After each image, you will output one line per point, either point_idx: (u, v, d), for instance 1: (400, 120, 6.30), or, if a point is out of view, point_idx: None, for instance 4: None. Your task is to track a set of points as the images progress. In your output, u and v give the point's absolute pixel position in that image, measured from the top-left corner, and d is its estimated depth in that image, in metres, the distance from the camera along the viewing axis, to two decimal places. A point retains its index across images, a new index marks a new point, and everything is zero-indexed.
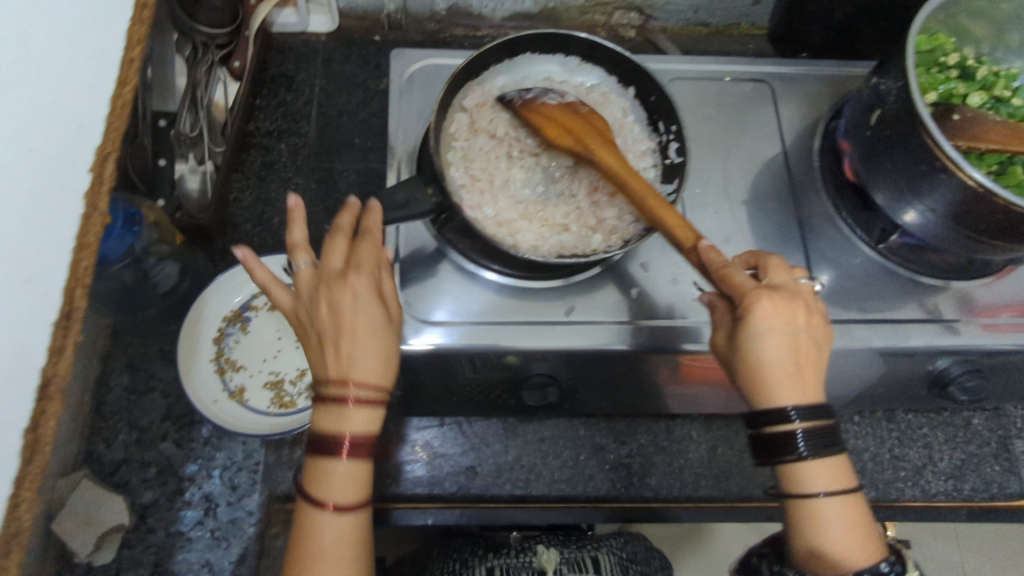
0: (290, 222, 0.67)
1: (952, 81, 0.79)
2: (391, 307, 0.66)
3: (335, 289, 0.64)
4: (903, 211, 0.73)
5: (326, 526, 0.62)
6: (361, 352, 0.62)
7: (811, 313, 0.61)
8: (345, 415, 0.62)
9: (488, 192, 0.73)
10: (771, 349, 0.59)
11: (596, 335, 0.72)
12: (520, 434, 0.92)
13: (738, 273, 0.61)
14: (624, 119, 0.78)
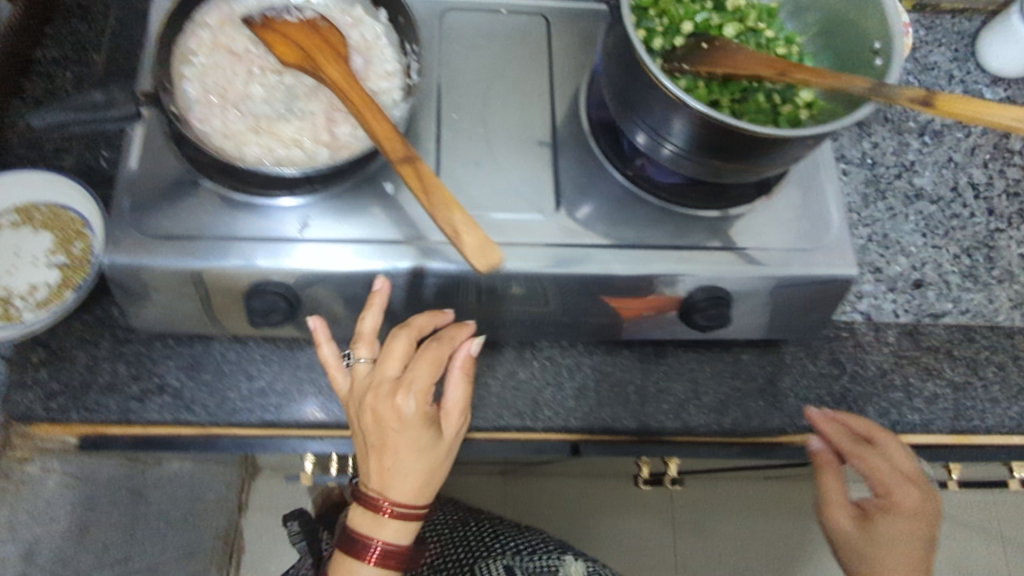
0: (368, 305, 0.70)
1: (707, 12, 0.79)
2: (447, 426, 0.72)
3: (383, 403, 0.68)
4: (635, 132, 0.75)
5: None
6: (398, 469, 0.69)
7: (926, 489, 0.76)
8: (380, 523, 0.71)
9: (222, 106, 0.73)
10: (891, 528, 0.73)
11: (325, 254, 0.73)
12: (279, 356, 0.85)
13: (896, 499, 0.75)
14: (375, 40, 0.77)
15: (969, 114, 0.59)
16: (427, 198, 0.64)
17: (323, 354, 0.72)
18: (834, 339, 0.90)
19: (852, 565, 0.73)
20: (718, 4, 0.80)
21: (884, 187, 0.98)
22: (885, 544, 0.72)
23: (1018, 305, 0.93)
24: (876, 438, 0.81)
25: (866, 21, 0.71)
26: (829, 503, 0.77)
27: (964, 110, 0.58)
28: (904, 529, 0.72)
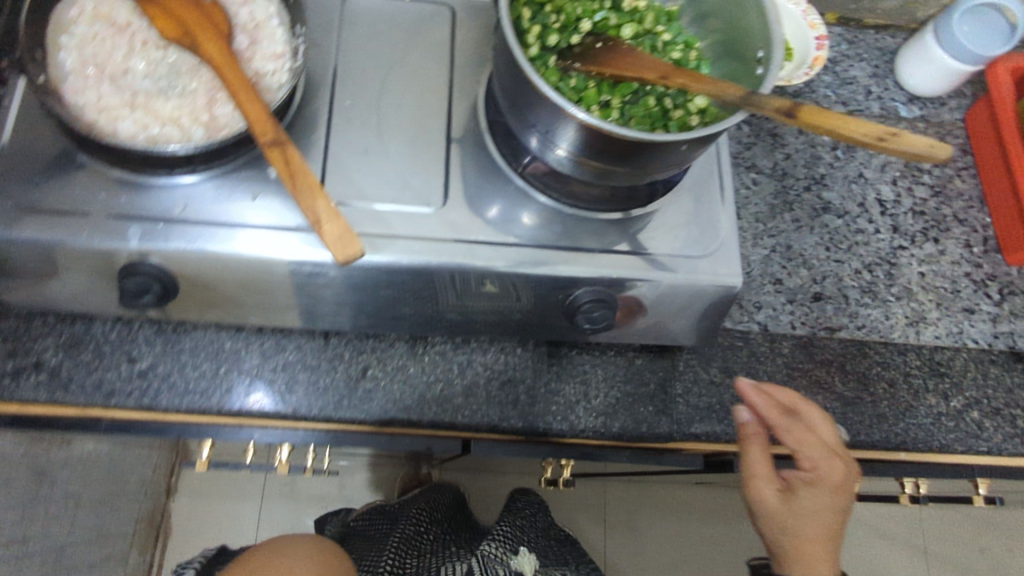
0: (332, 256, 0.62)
1: (605, 12, 0.78)
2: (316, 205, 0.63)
3: None
4: (524, 131, 0.73)
5: None
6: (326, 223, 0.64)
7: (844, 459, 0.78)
8: None
9: (97, 78, 0.70)
10: (811, 501, 0.76)
11: (202, 237, 0.71)
12: (165, 341, 0.82)
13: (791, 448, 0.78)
14: (266, 19, 0.75)
15: (834, 128, 0.58)
16: (292, 183, 0.63)
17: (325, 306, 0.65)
18: (729, 348, 0.90)
19: (779, 541, 0.76)
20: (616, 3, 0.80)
21: (792, 199, 0.98)
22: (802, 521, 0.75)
23: (913, 322, 0.94)
24: (801, 409, 0.81)
25: (754, 31, 0.71)
26: (755, 475, 0.77)
27: (829, 124, 0.58)
28: (823, 501, 0.76)
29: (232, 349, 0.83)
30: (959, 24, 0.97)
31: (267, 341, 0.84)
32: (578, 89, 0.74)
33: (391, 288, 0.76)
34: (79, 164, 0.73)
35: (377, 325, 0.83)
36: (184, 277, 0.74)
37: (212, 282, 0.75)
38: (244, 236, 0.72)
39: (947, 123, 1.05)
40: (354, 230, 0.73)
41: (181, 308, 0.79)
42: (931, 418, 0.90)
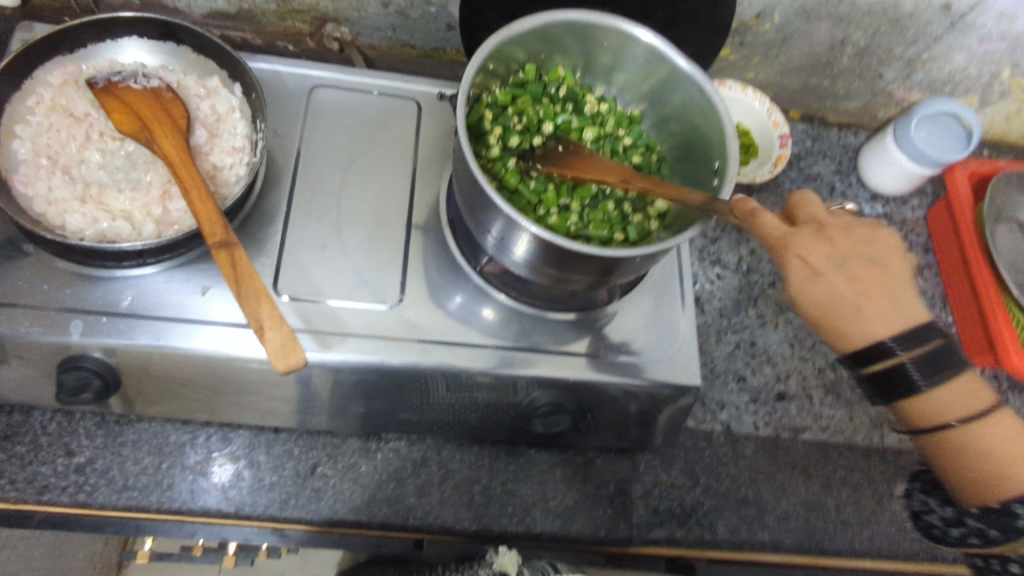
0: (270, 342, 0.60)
1: (567, 114, 0.78)
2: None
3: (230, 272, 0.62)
4: (481, 234, 0.73)
5: None
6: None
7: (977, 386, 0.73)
8: None
9: (49, 169, 0.69)
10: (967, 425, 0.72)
11: (147, 332, 0.69)
12: (105, 434, 0.79)
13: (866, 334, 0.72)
14: (228, 113, 0.75)
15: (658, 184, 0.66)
16: (236, 289, 0.62)
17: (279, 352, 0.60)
18: (692, 449, 0.89)
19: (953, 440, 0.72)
20: (579, 105, 0.80)
21: (757, 294, 0.98)
22: (873, 321, 0.73)
23: (877, 424, 0.93)
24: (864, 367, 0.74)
25: (711, 142, 0.71)
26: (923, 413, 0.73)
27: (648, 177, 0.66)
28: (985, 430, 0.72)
29: (176, 443, 0.80)
30: (917, 130, 0.99)
31: (214, 435, 0.81)
32: (538, 192, 0.74)
33: (343, 387, 0.74)
34: (25, 254, 0.71)
35: (329, 422, 0.80)
36: (127, 372, 0.71)
37: (156, 377, 0.72)
38: (190, 333, 0.70)
39: (909, 221, 1.06)
40: (306, 327, 0.72)
41: (122, 402, 0.76)
42: (895, 526, 0.88)
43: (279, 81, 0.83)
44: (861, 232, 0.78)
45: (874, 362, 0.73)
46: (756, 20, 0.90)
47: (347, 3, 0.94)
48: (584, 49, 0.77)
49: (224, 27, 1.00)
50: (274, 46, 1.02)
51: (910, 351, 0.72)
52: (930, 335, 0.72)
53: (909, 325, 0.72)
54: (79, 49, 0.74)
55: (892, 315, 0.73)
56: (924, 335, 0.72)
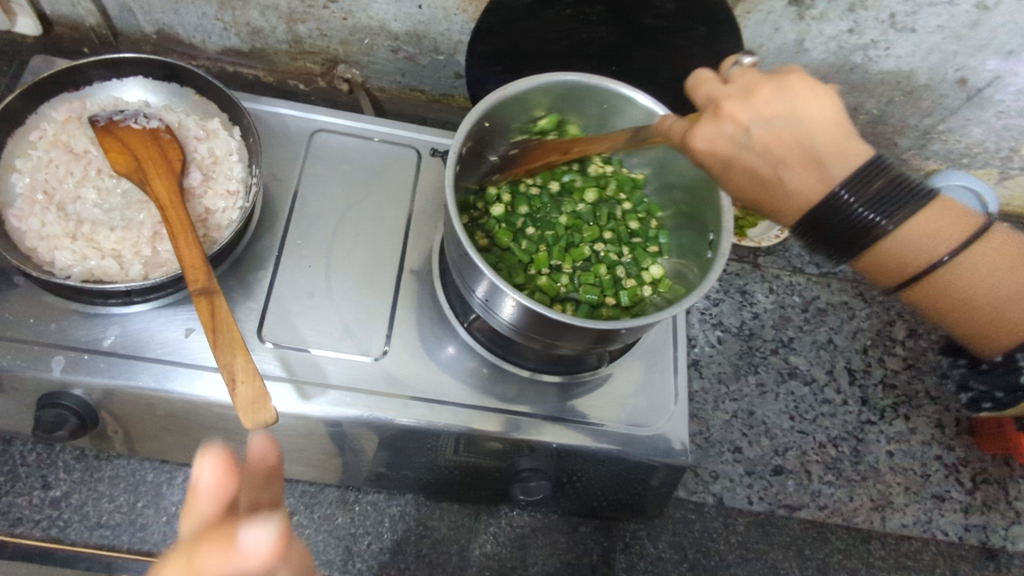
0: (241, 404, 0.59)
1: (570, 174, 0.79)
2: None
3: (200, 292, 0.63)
4: (469, 292, 0.71)
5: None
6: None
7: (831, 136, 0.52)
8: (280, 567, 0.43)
9: (44, 206, 0.69)
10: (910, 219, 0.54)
11: (127, 372, 0.69)
12: (82, 468, 0.78)
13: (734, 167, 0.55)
14: (226, 156, 0.75)
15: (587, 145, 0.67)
16: (213, 338, 0.61)
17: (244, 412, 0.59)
18: (681, 521, 0.85)
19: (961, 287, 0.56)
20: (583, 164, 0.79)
21: (758, 360, 0.95)
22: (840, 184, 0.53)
23: (879, 507, 0.89)
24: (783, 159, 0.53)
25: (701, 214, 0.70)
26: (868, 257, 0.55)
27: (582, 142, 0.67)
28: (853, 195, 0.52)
29: (153, 482, 0.79)
30: None
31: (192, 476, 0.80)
32: (528, 254, 0.74)
33: (322, 438, 0.73)
34: (15, 286, 0.71)
35: (306, 472, 0.79)
36: (106, 410, 0.71)
37: (134, 417, 0.72)
38: (171, 374, 0.69)
39: None
40: (287, 376, 0.71)
41: (100, 439, 0.75)
42: None
43: (281, 122, 0.85)
44: (823, 119, 0.52)
45: (852, 244, 0.54)
46: None
47: (357, 47, 0.95)
48: (586, 112, 0.75)
49: (239, 65, 1.01)
50: (286, 84, 1.04)
51: (863, 194, 0.52)
52: (906, 193, 0.52)
53: (856, 167, 0.52)
54: (85, 87, 0.75)
55: (843, 154, 0.52)
56: (901, 196, 0.52)
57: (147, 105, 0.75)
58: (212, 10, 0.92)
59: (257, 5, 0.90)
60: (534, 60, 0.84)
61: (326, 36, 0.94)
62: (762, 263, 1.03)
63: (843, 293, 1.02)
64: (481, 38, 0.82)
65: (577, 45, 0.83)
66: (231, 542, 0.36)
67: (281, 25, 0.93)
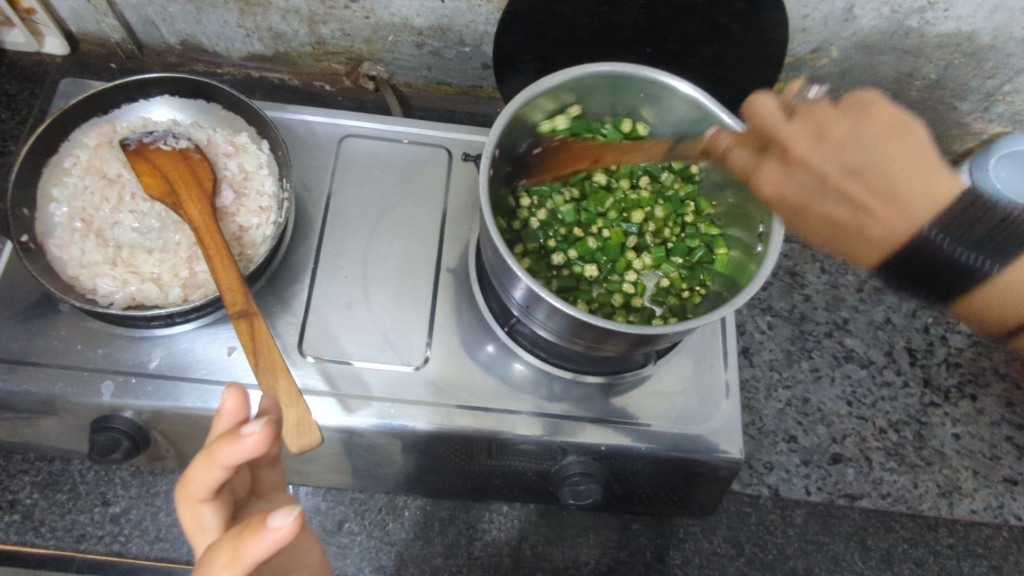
0: (291, 403, 0.60)
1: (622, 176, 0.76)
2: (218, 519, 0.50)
3: (234, 303, 0.63)
4: (508, 297, 0.69)
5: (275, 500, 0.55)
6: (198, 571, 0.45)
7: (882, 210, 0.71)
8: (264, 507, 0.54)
9: (83, 233, 0.70)
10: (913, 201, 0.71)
11: (176, 393, 0.69)
12: (138, 483, 0.80)
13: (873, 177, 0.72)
14: (256, 170, 0.75)
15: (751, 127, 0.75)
16: (255, 362, 0.61)
17: (293, 415, 0.59)
18: (736, 514, 0.83)
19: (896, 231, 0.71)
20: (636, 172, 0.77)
21: (812, 345, 0.92)
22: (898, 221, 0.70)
23: (945, 493, 0.85)
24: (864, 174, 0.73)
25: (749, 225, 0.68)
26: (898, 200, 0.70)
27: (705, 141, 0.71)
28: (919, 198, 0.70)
29: None
30: (998, 171, 0.90)
31: None
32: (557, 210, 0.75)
33: (369, 450, 0.73)
34: (60, 312, 0.72)
35: (353, 482, 0.79)
36: (156, 430, 0.71)
37: (184, 436, 0.72)
38: (218, 393, 0.70)
39: None
40: (330, 389, 0.71)
41: (152, 458, 0.76)
42: None
43: (309, 129, 0.84)
44: (834, 133, 0.73)
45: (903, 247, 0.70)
46: (813, 56, 0.87)
47: (381, 45, 0.93)
48: (628, 105, 0.73)
49: (265, 69, 1.01)
50: (312, 86, 1.02)
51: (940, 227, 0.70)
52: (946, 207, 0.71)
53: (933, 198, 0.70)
54: (114, 110, 0.75)
55: (917, 209, 0.70)
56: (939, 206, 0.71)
57: (175, 123, 0.75)
58: (234, 18, 0.91)
59: (278, 9, 0.88)
60: (563, 47, 0.81)
61: (349, 36, 0.92)
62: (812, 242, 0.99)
63: None
64: (507, 29, 0.79)
65: (609, 28, 0.79)
66: (233, 435, 0.45)
67: (303, 28, 0.91)
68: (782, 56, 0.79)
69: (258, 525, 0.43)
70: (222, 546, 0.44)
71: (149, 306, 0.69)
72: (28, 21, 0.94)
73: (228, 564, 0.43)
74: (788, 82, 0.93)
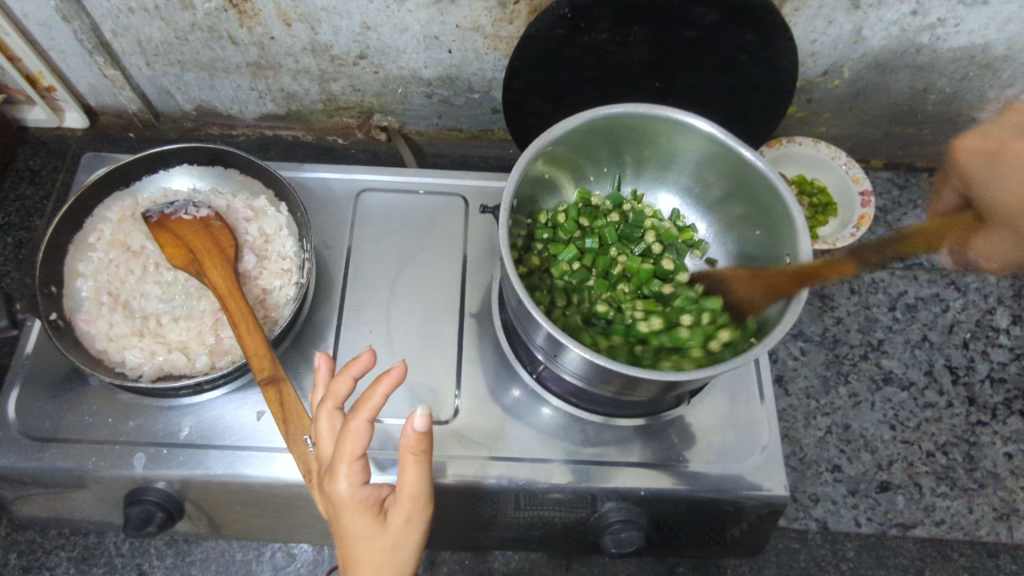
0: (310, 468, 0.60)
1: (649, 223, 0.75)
2: (393, 515, 0.51)
3: (261, 370, 0.63)
4: (533, 344, 0.68)
5: (361, 553, 0.50)
6: (353, 552, 0.51)
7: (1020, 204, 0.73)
8: (378, 537, 0.50)
9: (111, 306, 0.70)
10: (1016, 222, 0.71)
11: (208, 461, 0.69)
12: (172, 552, 0.79)
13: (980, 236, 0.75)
14: (276, 232, 0.75)
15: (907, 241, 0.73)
16: (285, 429, 0.61)
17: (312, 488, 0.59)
18: (784, 551, 0.80)
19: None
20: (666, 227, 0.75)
21: (847, 369, 0.90)
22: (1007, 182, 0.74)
23: (1003, 516, 0.82)
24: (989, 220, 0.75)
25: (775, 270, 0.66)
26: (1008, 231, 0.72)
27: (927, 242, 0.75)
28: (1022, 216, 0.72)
29: (242, 561, 0.79)
30: None
31: (278, 552, 0.80)
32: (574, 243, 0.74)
33: None
34: (90, 385, 0.72)
35: None
36: (189, 500, 0.71)
37: (217, 504, 0.72)
38: (250, 458, 0.69)
39: None
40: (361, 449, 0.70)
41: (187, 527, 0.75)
42: None
43: (324, 186, 0.84)
44: (1006, 180, 0.75)
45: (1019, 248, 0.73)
46: (823, 78, 0.86)
47: (391, 97, 0.94)
48: (650, 150, 0.73)
49: (279, 128, 1.02)
50: (325, 140, 1.04)
51: None
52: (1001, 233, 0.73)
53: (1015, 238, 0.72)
54: (135, 182, 0.76)
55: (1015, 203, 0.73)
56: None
57: (195, 192, 0.76)
58: (247, 82, 0.92)
59: (289, 70, 0.89)
60: (572, 87, 0.81)
61: (359, 91, 0.93)
62: None
63: (932, 285, 0.96)
64: (516, 75, 0.79)
65: (615, 67, 0.79)
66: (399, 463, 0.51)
67: (314, 87, 0.93)
68: (794, 82, 0.78)
69: (418, 441, 0.51)
70: (401, 492, 0.51)
71: (178, 375, 0.69)
72: (49, 98, 0.96)
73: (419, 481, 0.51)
74: (801, 105, 0.93)
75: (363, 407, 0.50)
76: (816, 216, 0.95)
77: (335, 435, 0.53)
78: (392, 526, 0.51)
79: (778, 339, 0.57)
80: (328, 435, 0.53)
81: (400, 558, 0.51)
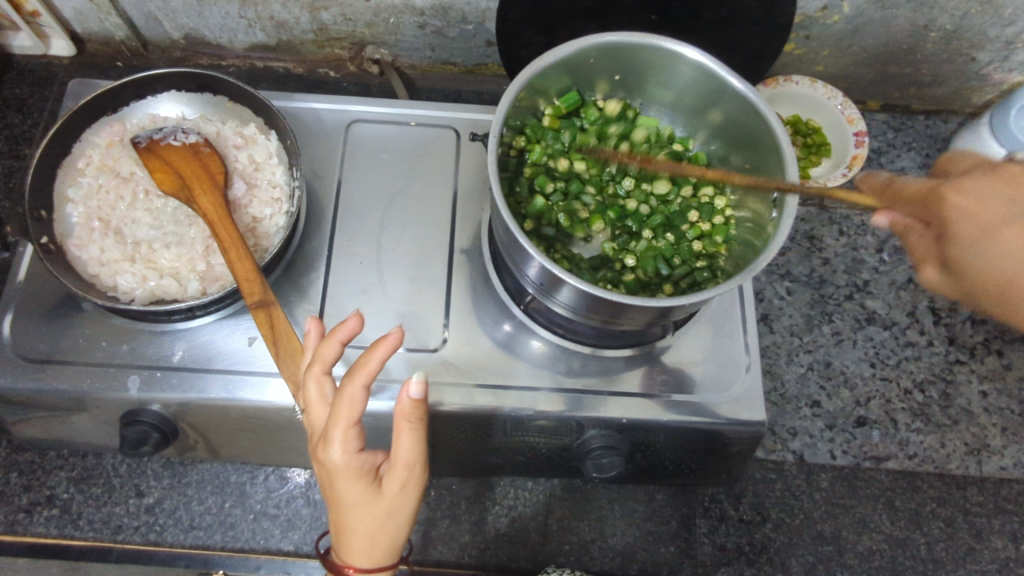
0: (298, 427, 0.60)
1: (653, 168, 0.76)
2: (389, 481, 0.53)
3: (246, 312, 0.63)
4: (520, 271, 0.69)
5: (357, 519, 0.53)
6: (350, 513, 0.53)
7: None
8: (371, 505, 0.53)
9: (102, 232, 0.71)
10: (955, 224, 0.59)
11: (200, 384, 0.70)
12: (169, 473, 0.82)
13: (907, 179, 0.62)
14: (267, 161, 0.75)
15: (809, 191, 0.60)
16: (275, 350, 0.62)
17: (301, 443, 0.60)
18: (761, 481, 0.83)
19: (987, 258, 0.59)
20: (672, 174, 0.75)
21: (832, 308, 0.91)
22: (998, 253, 0.57)
23: (973, 451, 0.84)
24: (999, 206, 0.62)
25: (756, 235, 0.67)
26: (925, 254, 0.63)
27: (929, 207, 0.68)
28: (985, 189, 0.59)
29: (237, 483, 0.82)
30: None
31: (271, 475, 0.82)
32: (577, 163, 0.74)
33: (391, 436, 0.73)
34: (83, 310, 0.73)
35: None
36: (184, 423, 0.73)
37: (211, 426, 0.74)
38: (242, 383, 0.71)
39: None
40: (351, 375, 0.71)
41: (183, 449, 0.78)
42: (996, 564, 0.80)
43: (315, 116, 0.84)
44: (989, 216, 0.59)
45: None
46: (823, 13, 0.85)
47: (383, 28, 0.93)
48: (652, 81, 0.73)
49: (270, 58, 1.01)
50: (317, 73, 1.02)
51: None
52: None
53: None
54: (123, 107, 0.76)
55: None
56: None
57: (183, 118, 0.76)
58: (235, 9, 0.91)
59: None
60: (568, 17, 0.80)
61: (351, 20, 0.91)
62: (830, 205, 0.97)
63: None
64: (509, 3, 0.78)
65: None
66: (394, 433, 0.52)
67: (305, 15, 0.91)
68: (793, 15, 0.77)
69: (413, 410, 0.52)
70: (396, 462, 0.53)
71: (169, 300, 0.70)
72: (34, 24, 0.95)
73: (412, 452, 0.53)
74: (800, 42, 0.91)
75: (359, 373, 0.50)
76: (809, 157, 0.95)
77: (326, 401, 0.53)
78: (386, 493, 0.53)
79: (759, 268, 0.58)
80: (318, 401, 0.53)
81: (394, 522, 0.54)
